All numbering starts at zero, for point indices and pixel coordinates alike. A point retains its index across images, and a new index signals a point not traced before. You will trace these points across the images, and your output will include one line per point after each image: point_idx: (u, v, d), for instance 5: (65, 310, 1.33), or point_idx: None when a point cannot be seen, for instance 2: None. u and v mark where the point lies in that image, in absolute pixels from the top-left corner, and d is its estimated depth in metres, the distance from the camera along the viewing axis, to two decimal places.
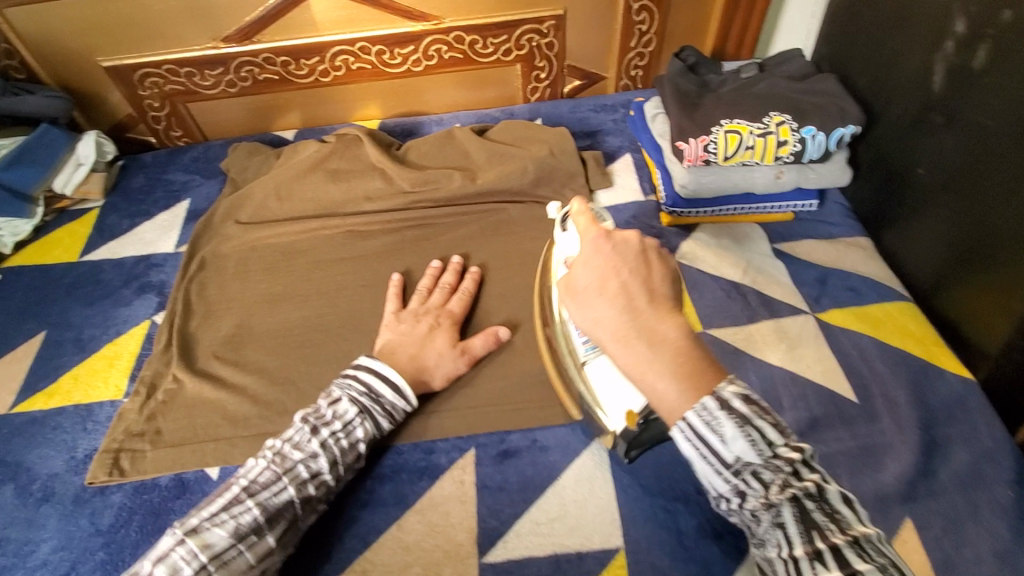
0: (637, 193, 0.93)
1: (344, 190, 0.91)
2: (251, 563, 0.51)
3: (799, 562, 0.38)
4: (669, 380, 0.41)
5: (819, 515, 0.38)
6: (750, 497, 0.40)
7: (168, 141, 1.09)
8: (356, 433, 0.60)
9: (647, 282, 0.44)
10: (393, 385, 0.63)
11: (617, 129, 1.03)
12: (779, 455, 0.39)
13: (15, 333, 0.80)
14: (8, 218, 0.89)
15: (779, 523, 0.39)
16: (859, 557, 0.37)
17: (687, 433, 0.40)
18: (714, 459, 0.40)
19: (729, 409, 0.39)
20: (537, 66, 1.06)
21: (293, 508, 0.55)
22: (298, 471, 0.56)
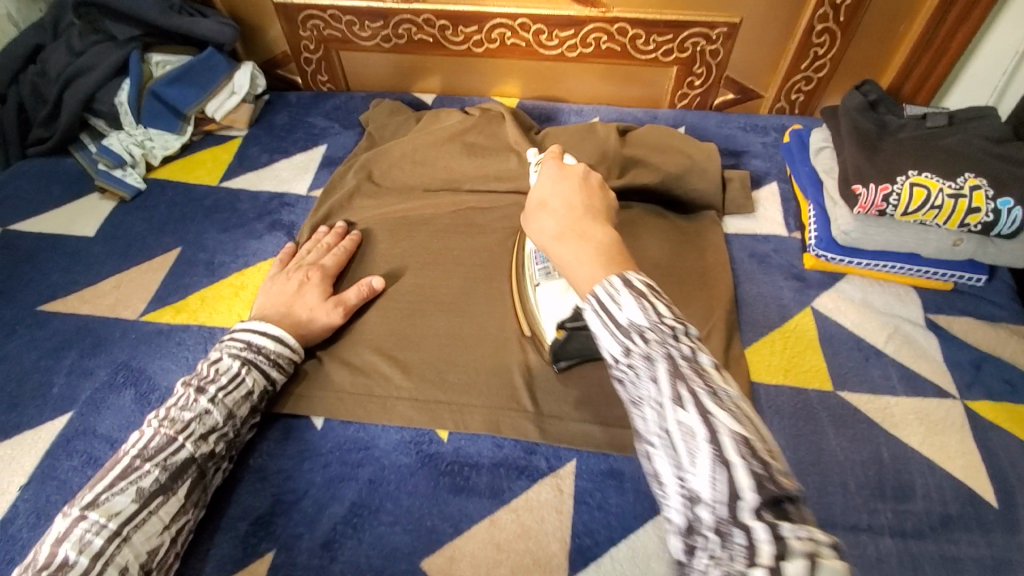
0: (779, 227, 0.86)
1: (477, 166, 0.89)
2: (166, 522, 0.54)
3: (663, 409, 0.39)
4: (587, 265, 0.45)
5: (689, 370, 0.39)
6: (635, 355, 0.41)
7: (313, 84, 1.11)
8: (245, 383, 0.62)
9: (568, 196, 0.51)
10: (274, 337, 0.65)
11: (766, 153, 0.97)
12: (664, 317, 0.41)
13: (151, 244, 0.83)
14: (160, 132, 0.94)
15: (652, 377, 0.40)
16: (719, 405, 0.37)
17: (594, 305, 0.43)
18: (610, 324, 0.42)
19: (633, 286, 0.43)
20: (694, 72, 1.01)
21: (197, 462, 0.57)
22: (192, 428, 0.57)
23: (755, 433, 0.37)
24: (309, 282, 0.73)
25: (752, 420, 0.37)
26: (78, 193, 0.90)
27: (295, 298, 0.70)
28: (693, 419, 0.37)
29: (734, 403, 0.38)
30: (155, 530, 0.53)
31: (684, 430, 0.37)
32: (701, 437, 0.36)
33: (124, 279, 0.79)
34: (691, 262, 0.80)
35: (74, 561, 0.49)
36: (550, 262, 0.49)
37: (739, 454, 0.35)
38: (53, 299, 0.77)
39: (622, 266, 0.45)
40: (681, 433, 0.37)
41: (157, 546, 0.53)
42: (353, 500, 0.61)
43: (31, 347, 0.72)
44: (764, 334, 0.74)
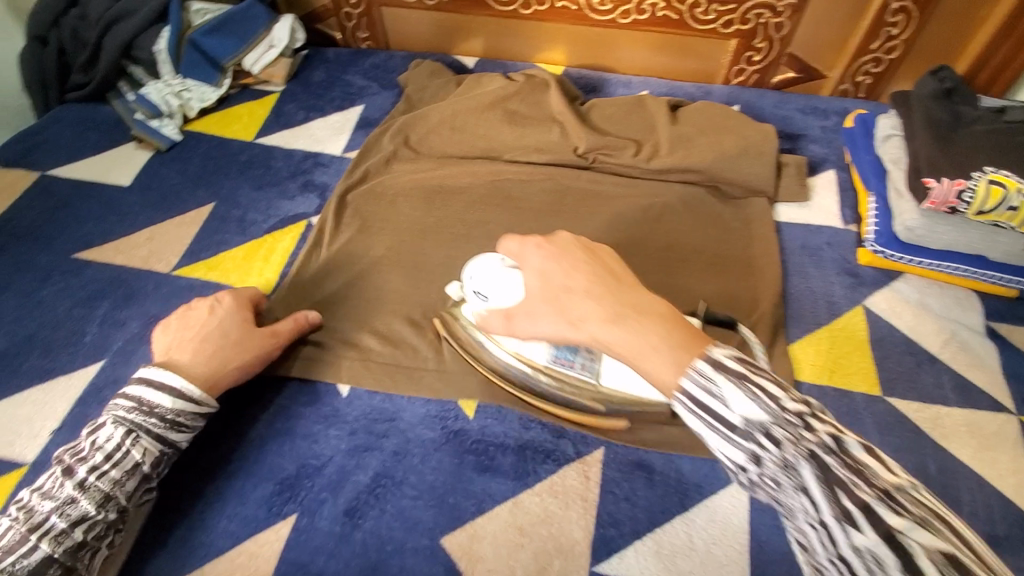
0: (833, 219, 0.81)
1: (517, 136, 0.86)
2: None
3: (825, 527, 0.32)
4: (658, 354, 0.42)
5: (844, 474, 0.32)
6: (766, 462, 0.36)
7: (352, 41, 1.08)
8: (127, 457, 0.53)
9: (581, 274, 0.48)
10: (172, 390, 0.55)
11: (825, 138, 0.91)
12: (786, 406, 0.36)
13: (185, 198, 0.82)
14: (198, 83, 0.92)
15: (799, 487, 0.34)
16: (897, 512, 0.30)
17: (687, 403, 0.40)
18: (720, 423, 0.38)
19: (740, 365, 0.39)
20: (754, 46, 0.94)
21: (56, 563, 0.48)
22: (50, 524, 0.49)
23: (963, 552, 0.29)
24: (219, 304, 0.63)
25: (941, 520, 0.31)
26: (115, 141, 0.90)
27: (204, 326, 0.60)
28: (876, 544, 0.30)
29: (920, 502, 0.31)
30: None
31: (868, 559, 0.30)
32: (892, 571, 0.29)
33: (158, 232, 0.79)
34: (736, 250, 0.76)
35: None
36: (605, 352, 0.45)
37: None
38: (88, 247, 0.77)
39: (697, 341, 0.42)
40: (866, 563, 0.30)
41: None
42: (377, 469, 0.60)
43: (66, 294, 0.73)
44: (810, 331, 0.71)
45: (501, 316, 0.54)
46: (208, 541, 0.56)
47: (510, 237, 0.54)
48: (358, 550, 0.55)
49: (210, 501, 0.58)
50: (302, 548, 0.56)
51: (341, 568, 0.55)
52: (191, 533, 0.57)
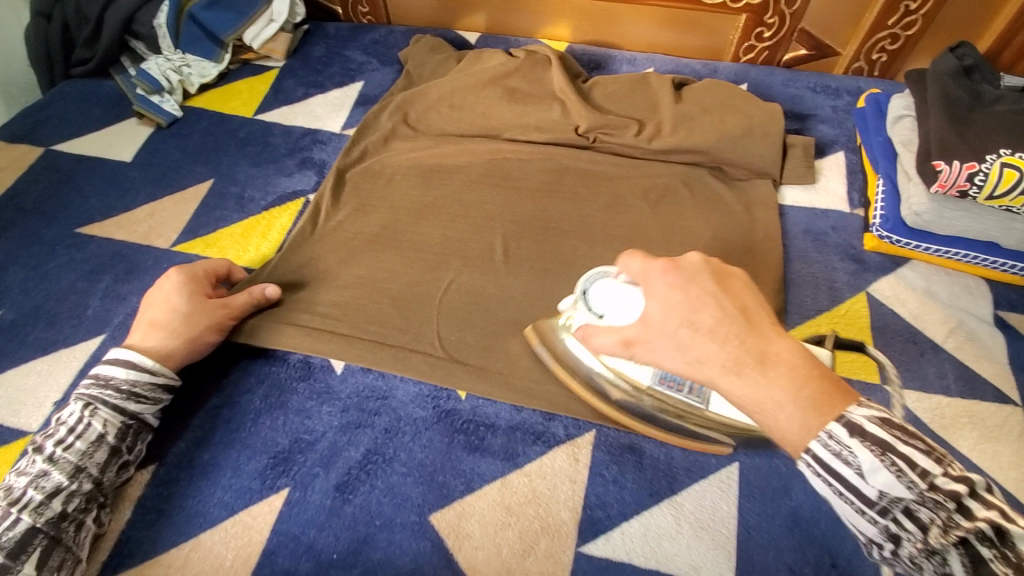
0: (840, 203, 0.79)
1: (517, 114, 0.84)
2: None
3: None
4: (789, 408, 0.40)
5: (993, 568, 0.35)
6: (906, 541, 0.38)
7: (353, 16, 1.06)
8: (91, 427, 0.54)
9: (759, 321, 0.44)
10: (124, 363, 0.57)
11: (835, 118, 0.88)
12: (911, 478, 0.38)
13: (185, 175, 0.82)
14: (198, 58, 0.92)
15: (944, 575, 0.37)
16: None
17: (814, 465, 0.40)
18: (853, 495, 0.40)
19: (860, 437, 0.39)
20: (765, 21, 0.91)
21: (41, 532, 0.49)
22: (26, 497, 0.50)
23: None
24: (167, 288, 0.62)
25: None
26: (117, 117, 0.90)
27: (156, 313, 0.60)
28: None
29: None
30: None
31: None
32: None
33: (157, 208, 0.79)
34: (737, 233, 0.75)
35: None
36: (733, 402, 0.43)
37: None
38: (90, 223, 0.78)
39: (840, 398, 0.41)
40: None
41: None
42: (368, 447, 0.61)
43: (68, 269, 0.74)
44: (810, 316, 0.69)
45: (616, 338, 0.47)
46: (201, 512, 0.57)
47: (632, 253, 0.50)
48: (348, 524, 0.56)
49: (203, 474, 0.60)
50: (294, 521, 0.57)
51: (331, 542, 0.56)
52: (186, 503, 0.58)
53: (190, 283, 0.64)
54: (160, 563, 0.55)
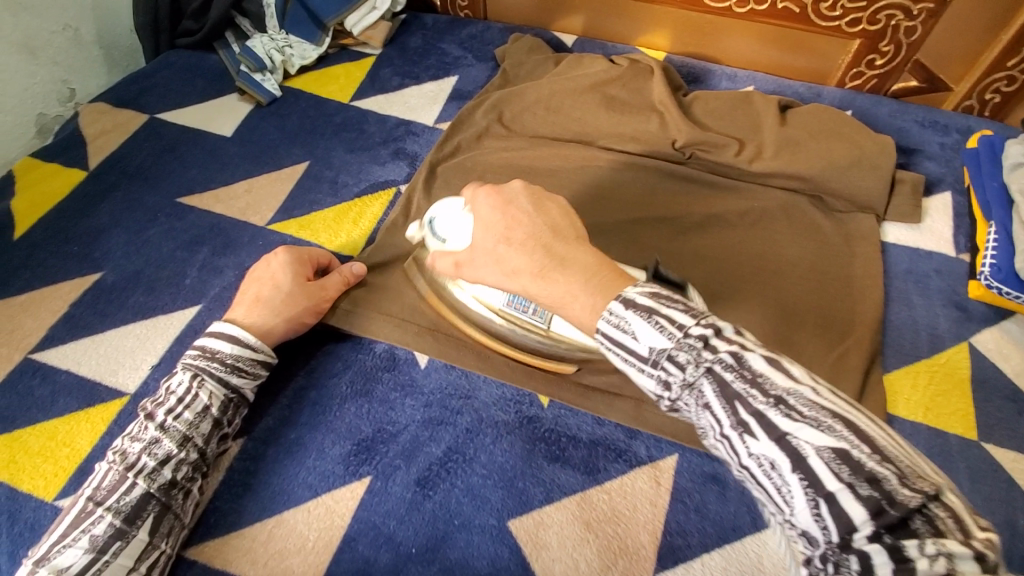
0: (945, 246, 0.76)
1: (613, 122, 0.83)
2: (127, 565, 0.49)
3: (729, 439, 0.39)
4: (584, 299, 0.46)
5: (740, 388, 0.39)
6: (675, 385, 0.42)
7: (450, 10, 1.07)
8: (199, 398, 0.56)
9: (557, 231, 0.50)
10: (229, 338, 0.58)
11: (943, 156, 0.84)
12: (681, 330, 0.41)
13: (282, 155, 0.84)
14: (300, 40, 0.94)
15: (704, 404, 0.41)
16: (791, 418, 0.37)
17: (606, 342, 0.44)
18: (633, 357, 0.42)
19: (632, 308, 0.43)
20: (878, 49, 0.88)
21: (156, 499, 0.52)
22: (141, 463, 0.52)
23: (838, 435, 0.36)
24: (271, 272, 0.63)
25: (841, 420, 0.36)
26: (220, 91, 0.92)
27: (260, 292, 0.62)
28: (767, 448, 0.37)
29: (817, 404, 0.37)
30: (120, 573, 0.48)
31: (763, 461, 0.37)
32: (783, 464, 0.37)
33: (254, 185, 0.81)
34: (836, 267, 0.72)
35: None
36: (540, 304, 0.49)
37: (834, 476, 0.35)
38: (190, 193, 0.80)
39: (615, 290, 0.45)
40: (763, 464, 0.37)
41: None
42: (449, 444, 0.61)
43: (169, 237, 0.76)
44: (907, 362, 0.67)
45: (450, 258, 0.55)
46: (287, 490, 0.59)
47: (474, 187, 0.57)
48: (428, 520, 0.57)
49: (290, 453, 0.61)
50: (375, 510, 0.58)
51: (410, 535, 0.56)
52: (273, 479, 0.59)
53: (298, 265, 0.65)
54: (246, 534, 0.56)
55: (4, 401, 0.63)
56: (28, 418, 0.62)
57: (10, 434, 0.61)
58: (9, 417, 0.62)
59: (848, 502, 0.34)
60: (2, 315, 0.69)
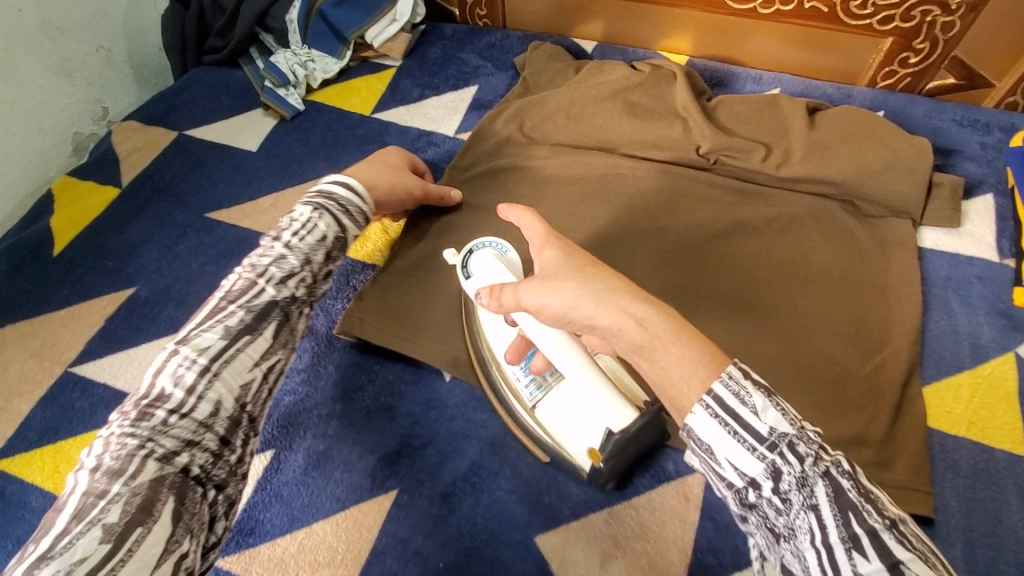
0: (987, 250, 0.73)
1: (636, 129, 0.82)
2: (254, 360, 0.53)
3: (830, 553, 0.36)
4: (691, 349, 0.42)
5: (855, 498, 0.36)
6: (784, 475, 0.38)
7: (469, 19, 1.07)
8: (317, 227, 0.60)
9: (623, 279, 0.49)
10: (342, 184, 0.64)
11: (984, 156, 0.81)
12: (805, 427, 0.39)
13: (307, 168, 0.85)
14: (322, 54, 0.95)
15: (811, 506, 0.37)
16: (903, 545, 0.35)
17: (714, 405, 0.39)
18: (748, 432, 0.38)
19: (752, 378, 0.40)
20: (913, 46, 0.85)
21: (279, 306, 0.55)
22: (270, 272, 0.56)
23: (940, 570, 0.34)
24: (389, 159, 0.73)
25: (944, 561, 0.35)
26: (246, 107, 0.94)
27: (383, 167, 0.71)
28: (880, 574, 0.34)
29: (924, 541, 0.36)
30: (245, 365, 0.52)
31: None
32: None
33: (281, 199, 0.82)
34: (870, 274, 0.70)
35: (170, 394, 0.47)
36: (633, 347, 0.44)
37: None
38: (218, 208, 0.82)
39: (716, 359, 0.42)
40: None
41: (249, 383, 0.52)
42: (474, 458, 0.61)
43: (199, 252, 0.77)
44: (949, 373, 0.64)
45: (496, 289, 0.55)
46: (315, 503, 0.59)
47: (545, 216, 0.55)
48: (455, 534, 0.57)
49: (319, 465, 0.61)
50: (402, 524, 0.57)
51: (438, 549, 0.56)
52: (301, 492, 0.60)
53: (408, 158, 0.76)
54: (277, 546, 0.57)
55: (46, 414, 0.65)
56: (69, 429, 0.64)
57: (55, 443, 0.63)
58: (51, 430, 0.64)
59: None
60: (43, 330, 0.72)
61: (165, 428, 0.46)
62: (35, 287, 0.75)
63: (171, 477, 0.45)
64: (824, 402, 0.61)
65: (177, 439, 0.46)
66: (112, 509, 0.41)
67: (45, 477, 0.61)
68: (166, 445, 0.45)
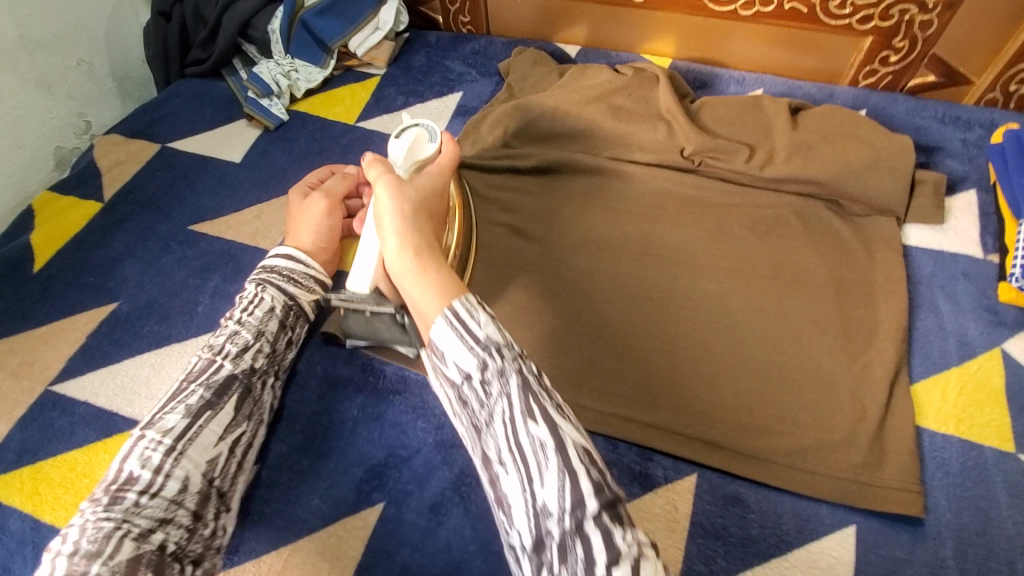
0: (971, 247, 0.73)
1: (621, 132, 0.82)
2: (217, 435, 0.55)
3: (514, 425, 0.42)
4: (434, 281, 0.47)
5: (536, 388, 0.44)
6: (490, 369, 0.43)
7: (453, 26, 1.07)
8: (264, 301, 0.63)
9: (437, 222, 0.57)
10: (284, 254, 0.67)
11: (966, 152, 0.81)
12: (515, 346, 0.45)
13: (290, 178, 0.85)
14: (306, 64, 0.95)
15: (505, 394, 0.43)
16: (564, 421, 0.43)
17: (450, 318, 0.44)
18: (466, 335, 0.44)
19: (482, 306, 0.45)
20: (893, 45, 0.86)
21: (239, 379, 0.58)
22: (225, 349, 0.59)
23: (591, 449, 0.43)
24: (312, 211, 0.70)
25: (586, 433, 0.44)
26: (228, 118, 0.93)
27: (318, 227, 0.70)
28: (543, 434, 0.42)
29: (573, 420, 0.44)
30: (210, 441, 0.54)
31: (536, 444, 0.42)
32: (550, 450, 0.41)
33: (264, 210, 0.82)
34: (855, 274, 0.70)
35: (138, 477, 0.49)
36: (401, 281, 0.49)
37: (581, 464, 0.41)
38: (202, 220, 0.81)
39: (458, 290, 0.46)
40: (534, 447, 0.42)
41: (216, 456, 0.54)
42: (462, 468, 0.60)
43: (182, 266, 0.77)
44: (936, 370, 0.64)
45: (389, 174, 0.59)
46: (300, 517, 0.58)
47: (452, 145, 0.61)
48: (443, 546, 0.56)
49: (304, 478, 0.61)
50: (389, 537, 0.57)
51: (426, 562, 0.55)
52: (285, 507, 0.59)
53: (349, 181, 0.74)
54: (263, 563, 0.56)
55: (27, 433, 0.64)
56: (49, 450, 0.63)
57: (35, 465, 0.62)
58: (32, 450, 0.63)
59: (587, 490, 0.40)
60: (24, 348, 0.71)
61: (138, 509, 0.48)
62: (16, 305, 0.74)
63: (147, 555, 0.46)
64: (811, 402, 0.61)
65: (151, 518, 0.48)
66: None
67: (25, 500, 0.60)
68: (141, 524, 0.47)
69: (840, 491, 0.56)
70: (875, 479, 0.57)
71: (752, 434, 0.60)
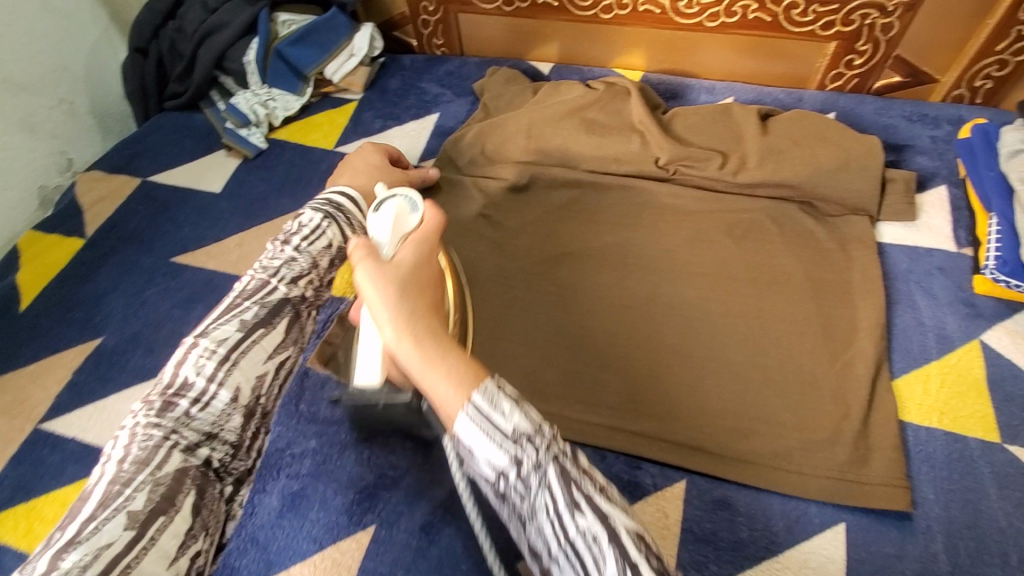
0: (944, 241, 0.74)
1: (595, 144, 0.82)
2: (267, 353, 0.52)
3: (561, 517, 0.40)
4: (445, 382, 0.41)
5: (575, 472, 0.41)
6: (524, 463, 0.40)
7: (428, 49, 1.09)
8: (325, 233, 0.59)
9: (433, 291, 0.47)
10: (349, 197, 0.63)
11: (935, 149, 0.83)
12: (545, 426, 0.42)
13: (272, 205, 0.85)
14: (283, 93, 0.96)
15: (546, 485, 0.40)
16: (609, 501, 0.40)
17: (473, 416, 0.40)
18: (495, 433, 0.40)
19: (503, 388, 0.42)
20: (856, 49, 0.88)
21: (293, 305, 0.55)
22: (282, 273, 0.55)
23: (641, 525, 0.41)
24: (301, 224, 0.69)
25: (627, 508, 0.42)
26: (208, 149, 0.94)
27: None
28: (593, 523, 0.39)
29: (615, 500, 0.41)
30: (260, 357, 0.52)
31: (587, 534, 0.39)
32: (604, 540, 0.39)
33: (246, 237, 0.82)
34: (832, 273, 0.70)
35: (192, 383, 0.47)
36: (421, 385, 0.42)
37: (639, 552, 0.38)
38: (184, 251, 0.81)
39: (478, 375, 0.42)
40: (586, 539, 0.39)
41: (264, 373, 0.52)
42: (451, 487, 0.60)
43: (165, 296, 0.77)
44: (917, 365, 0.64)
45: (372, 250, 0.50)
46: (290, 545, 0.58)
47: (434, 208, 0.51)
48: (434, 566, 0.55)
49: (292, 505, 0.60)
50: (380, 561, 0.56)
51: None
52: (278, 535, 0.58)
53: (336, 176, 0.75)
54: None
55: (13, 473, 0.64)
56: (36, 488, 0.62)
57: (23, 503, 0.61)
58: (22, 489, 0.63)
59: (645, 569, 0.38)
60: (9, 388, 0.70)
61: (188, 420, 0.47)
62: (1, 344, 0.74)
63: (193, 468, 0.45)
64: (795, 403, 0.61)
65: (199, 431, 0.47)
66: (137, 497, 0.41)
67: (19, 538, 0.59)
68: (188, 437, 0.46)
69: (828, 490, 0.56)
70: (861, 476, 0.57)
71: (740, 437, 0.60)
